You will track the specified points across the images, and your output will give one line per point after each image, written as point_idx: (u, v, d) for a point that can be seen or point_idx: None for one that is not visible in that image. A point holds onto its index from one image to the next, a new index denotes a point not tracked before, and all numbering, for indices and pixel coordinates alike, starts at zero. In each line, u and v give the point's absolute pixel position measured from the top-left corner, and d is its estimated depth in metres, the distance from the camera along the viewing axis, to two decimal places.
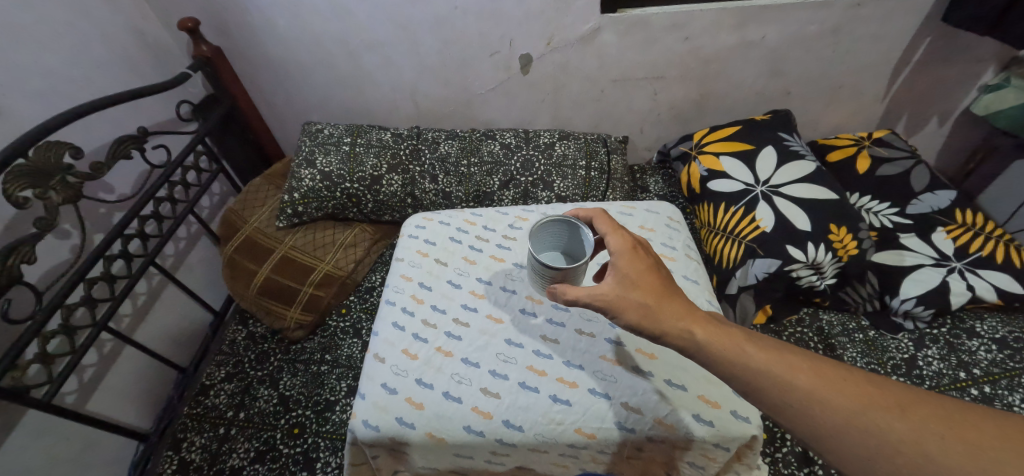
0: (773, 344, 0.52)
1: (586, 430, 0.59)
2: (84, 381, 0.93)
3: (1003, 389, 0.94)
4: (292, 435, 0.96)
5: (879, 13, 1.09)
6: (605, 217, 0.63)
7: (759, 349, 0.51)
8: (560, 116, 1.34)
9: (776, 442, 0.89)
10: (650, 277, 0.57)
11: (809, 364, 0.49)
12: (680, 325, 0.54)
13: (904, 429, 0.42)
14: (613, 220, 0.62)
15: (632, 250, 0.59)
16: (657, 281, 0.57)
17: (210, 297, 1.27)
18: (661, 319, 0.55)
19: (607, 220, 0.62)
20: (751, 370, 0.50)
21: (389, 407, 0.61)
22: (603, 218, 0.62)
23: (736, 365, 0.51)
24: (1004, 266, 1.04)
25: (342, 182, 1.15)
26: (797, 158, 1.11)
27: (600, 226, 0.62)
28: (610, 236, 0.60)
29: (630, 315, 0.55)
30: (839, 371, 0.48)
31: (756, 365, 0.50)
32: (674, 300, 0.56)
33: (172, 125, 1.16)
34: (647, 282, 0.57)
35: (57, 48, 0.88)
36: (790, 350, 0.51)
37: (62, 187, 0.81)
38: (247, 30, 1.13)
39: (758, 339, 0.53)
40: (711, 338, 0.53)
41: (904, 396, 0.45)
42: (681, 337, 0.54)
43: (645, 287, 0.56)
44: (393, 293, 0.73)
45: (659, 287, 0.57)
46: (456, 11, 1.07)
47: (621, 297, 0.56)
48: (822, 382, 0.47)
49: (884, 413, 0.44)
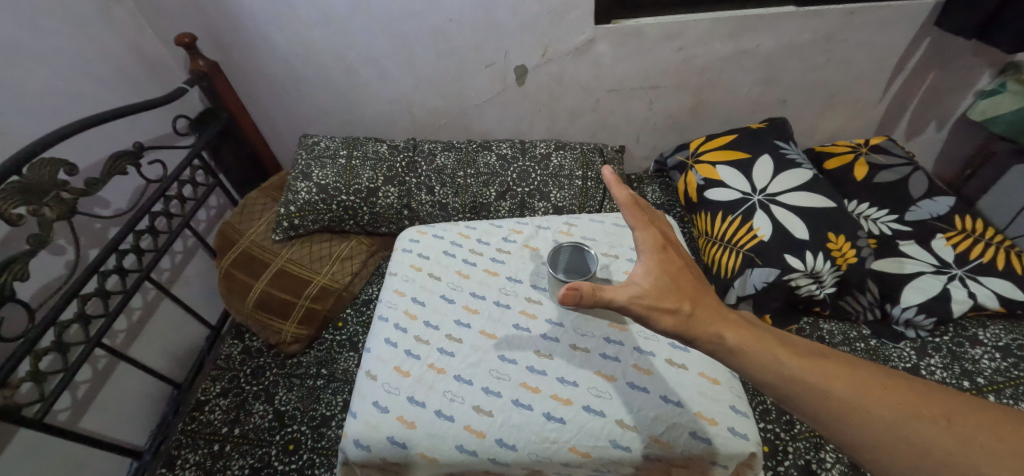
0: (809, 351, 0.51)
1: (580, 448, 0.58)
2: (77, 398, 0.92)
3: (1007, 398, 0.92)
4: (287, 451, 0.95)
5: (871, 20, 1.10)
6: (635, 207, 0.58)
7: (793, 355, 0.50)
8: (555, 127, 1.34)
9: (777, 456, 0.87)
10: (682, 279, 0.56)
11: (844, 370, 0.49)
12: (711, 329, 0.53)
13: (952, 441, 0.42)
14: (641, 212, 0.59)
15: (661, 250, 0.57)
16: (691, 283, 0.56)
17: (205, 312, 1.26)
18: (693, 323, 0.53)
19: (635, 211, 0.58)
20: (785, 376, 0.49)
21: (380, 426, 0.60)
22: (632, 209, 0.58)
23: (770, 372, 0.49)
24: (1005, 273, 1.03)
25: (339, 194, 1.15)
26: (794, 166, 1.11)
27: (628, 219, 0.58)
28: (640, 232, 0.57)
29: (665, 322, 0.53)
30: (877, 378, 0.48)
31: (790, 371, 0.49)
32: (706, 304, 0.55)
33: (168, 139, 1.16)
34: (679, 284, 0.55)
35: (55, 67, 0.89)
36: (825, 355, 0.51)
37: (56, 204, 0.81)
38: (243, 44, 1.14)
39: (792, 345, 0.52)
40: (743, 343, 0.52)
41: (947, 405, 0.44)
42: (710, 341, 0.52)
43: (681, 291, 0.55)
44: (386, 308, 0.73)
45: (688, 289, 0.55)
46: (451, 23, 1.07)
47: (660, 295, 0.53)
48: (861, 391, 0.47)
49: (928, 425, 0.43)
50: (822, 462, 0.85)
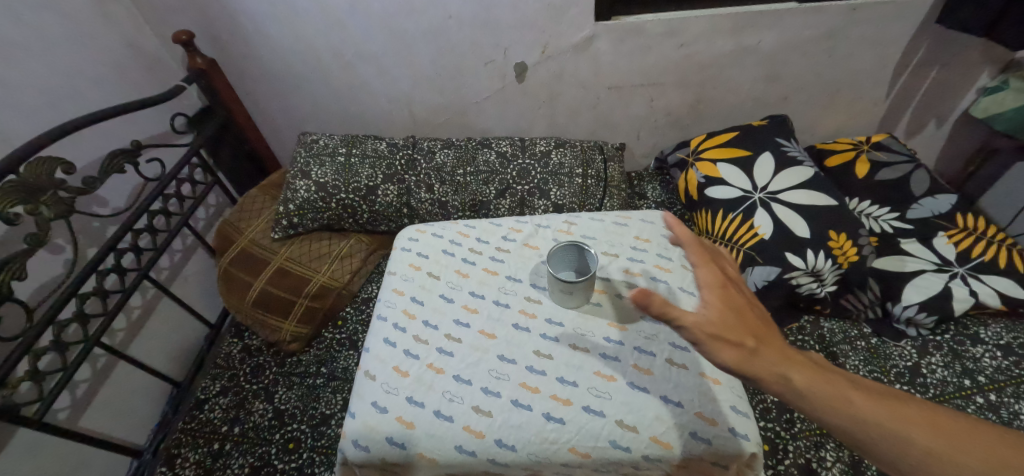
0: (889, 396, 0.48)
1: (579, 449, 0.58)
2: (76, 397, 0.92)
3: (1008, 397, 0.92)
4: (287, 450, 0.95)
5: (874, 16, 1.09)
6: (696, 245, 0.60)
7: (871, 398, 0.47)
8: (555, 124, 1.33)
9: (777, 455, 0.87)
10: (745, 316, 0.55)
11: (932, 419, 0.45)
12: (778, 368, 0.50)
13: None
14: (702, 250, 0.60)
15: (723, 286, 0.57)
16: (755, 320, 0.55)
17: (205, 310, 1.26)
18: (759, 361, 0.51)
19: (697, 249, 0.60)
20: (863, 421, 0.45)
21: (378, 426, 0.60)
22: (694, 247, 0.60)
23: (847, 417, 0.46)
24: (1007, 271, 1.02)
25: (338, 192, 1.15)
26: (795, 164, 1.10)
27: (690, 255, 0.59)
28: (700, 266, 0.58)
29: (726, 356, 0.52)
30: (972, 431, 0.44)
31: (868, 416, 0.46)
32: (771, 342, 0.53)
33: (167, 137, 1.16)
34: (742, 320, 0.55)
35: (51, 65, 0.88)
36: (906, 401, 0.47)
37: (53, 203, 0.80)
38: (241, 42, 1.13)
39: (869, 388, 0.49)
40: (813, 384, 0.49)
41: None
42: (778, 381, 0.50)
43: (743, 327, 0.54)
44: (385, 307, 0.73)
45: (752, 327, 0.54)
46: (450, 20, 1.06)
47: (722, 332, 0.53)
48: (952, 443, 0.43)
49: None
50: (822, 461, 0.85)
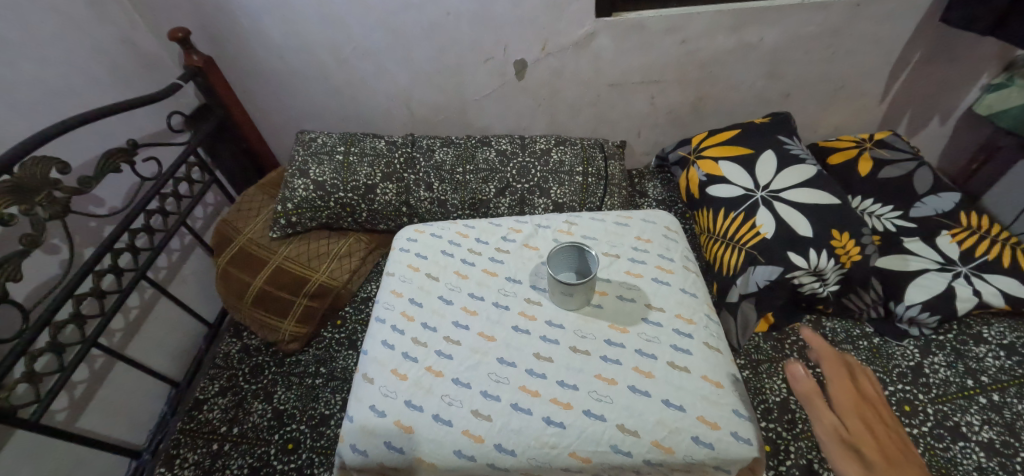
0: None
1: (580, 453, 0.57)
2: (74, 398, 0.91)
3: (1012, 397, 0.91)
4: (286, 450, 0.94)
5: (878, 12, 1.08)
6: (836, 363, 0.61)
7: None
8: (555, 122, 1.32)
9: (778, 455, 0.86)
10: (890, 444, 0.53)
11: None
12: None
13: None
14: (841, 368, 0.61)
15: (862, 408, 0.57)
16: (903, 452, 0.53)
17: (203, 310, 1.25)
18: None
19: (837, 368, 0.61)
20: None
21: (377, 431, 0.59)
22: (832, 366, 0.61)
23: None
24: (1011, 270, 1.00)
25: (336, 191, 1.14)
26: (798, 162, 1.09)
27: (827, 373, 0.61)
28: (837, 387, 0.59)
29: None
30: None
31: None
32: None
33: (163, 136, 1.15)
34: (885, 447, 0.53)
35: (45, 63, 0.87)
36: None
37: (48, 203, 0.79)
38: (238, 39, 1.12)
39: None
40: None
41: None
42: None
43: (885, 456, 0.52)
44: (383, 309, 0.72)
45: (898, 456, 0.52)
46: (449, 17, 1.05)
47: (851, 452, 0.53)
48: None
49: None
50: (823, 462, 0.85)
